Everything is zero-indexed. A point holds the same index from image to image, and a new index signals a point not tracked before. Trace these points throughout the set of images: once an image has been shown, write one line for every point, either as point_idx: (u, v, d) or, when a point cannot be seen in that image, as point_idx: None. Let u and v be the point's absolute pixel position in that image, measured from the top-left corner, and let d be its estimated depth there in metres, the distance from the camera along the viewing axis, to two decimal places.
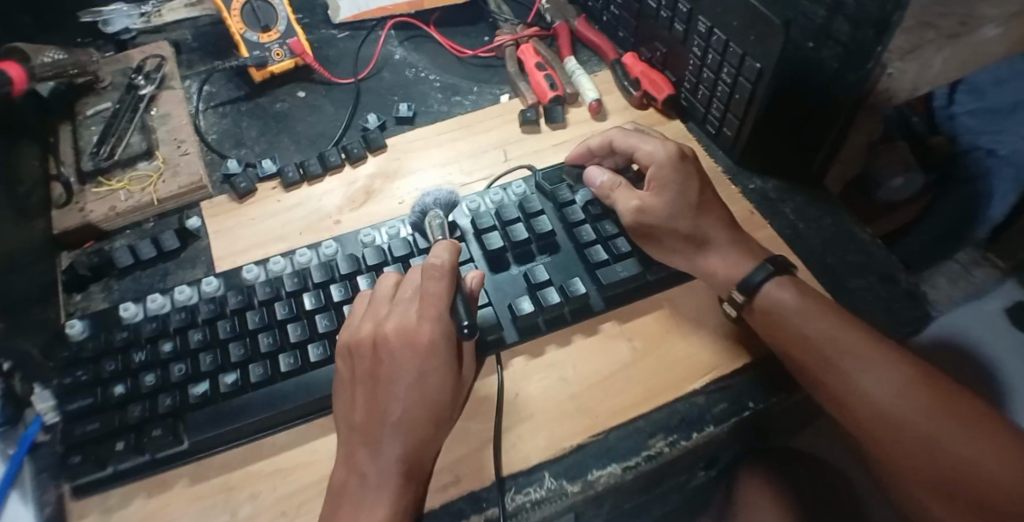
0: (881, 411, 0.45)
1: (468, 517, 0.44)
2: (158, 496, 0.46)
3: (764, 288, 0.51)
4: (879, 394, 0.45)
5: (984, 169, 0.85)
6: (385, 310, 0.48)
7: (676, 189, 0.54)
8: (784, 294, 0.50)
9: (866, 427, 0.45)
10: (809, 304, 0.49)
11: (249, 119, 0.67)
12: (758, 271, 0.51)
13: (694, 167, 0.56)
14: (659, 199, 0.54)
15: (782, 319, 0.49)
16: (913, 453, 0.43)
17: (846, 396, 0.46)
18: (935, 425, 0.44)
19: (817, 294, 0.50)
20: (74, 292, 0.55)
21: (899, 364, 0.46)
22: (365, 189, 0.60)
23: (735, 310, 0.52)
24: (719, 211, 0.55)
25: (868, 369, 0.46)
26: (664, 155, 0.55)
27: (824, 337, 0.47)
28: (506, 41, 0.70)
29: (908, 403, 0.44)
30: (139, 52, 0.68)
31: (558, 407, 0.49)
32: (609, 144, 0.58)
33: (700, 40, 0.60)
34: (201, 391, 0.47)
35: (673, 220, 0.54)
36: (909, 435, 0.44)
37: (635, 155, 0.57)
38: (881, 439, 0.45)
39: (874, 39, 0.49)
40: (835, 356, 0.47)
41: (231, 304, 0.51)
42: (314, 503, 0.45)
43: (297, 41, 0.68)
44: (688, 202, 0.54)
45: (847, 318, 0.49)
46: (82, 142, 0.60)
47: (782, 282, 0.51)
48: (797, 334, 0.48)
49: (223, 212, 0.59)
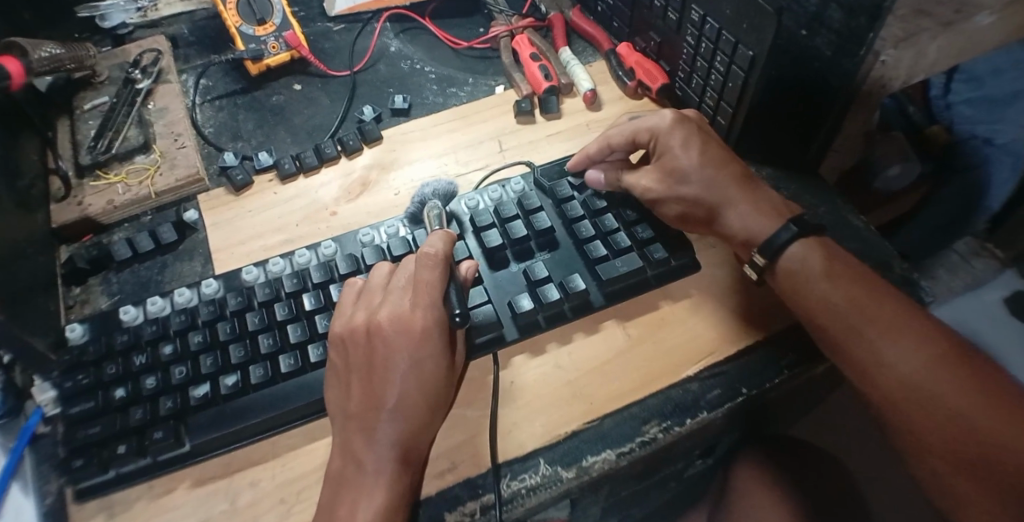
0: (906, 381, 0.45)
1: (464, 504, 0.45)
2: (159, 485, 0.46)
3: (787, 249, 0.51)
4: (900, 363, 0.45)
5: (984, 159, 0.83)
6: (378, 299, 0.49)
7: (678, 149, 0.55)
8: (810, 258, 0.50)
9: (889, 397, 0.45)
10: (836, 269, 0.49)
11: (246, 111, 0.67)
12: (781, 230, 0.51)
13: (694, 125, 0.56)
14: (665, 165, 0.56)
15: (806, 283, 0.49)
16: (936, 426, 0.43)
17: (867, 362, 0.46)
18: (960, 399, 0.43)
19: (846, 261, 0.50)
20: (73, 285, 0.56)
21: (928, 336, 0.46)
22: (361, 180, 0.61)
23: (757, 272, 0.52)
24: (726, 166, 0.55)
25: (895, 338, 0.46)
26: (663, 124, 0.56)
27: (851, 302, 0.48)
28: (501, 32, 0.70)
29: (931, 374, 0.44)
30: (136, 46, 0.69)
31: (553, 393, 0.50)
32: (610, 147, 0.57)
33: (694, 29, 0.60)
34: (202, 393, 0.47)
35: (678, 183, 0.54)
36: (933, 407, 0.43)
37: (636, 136, 0.57)
38: (903, 409, 0.44)
39: (868, 25, 0.50)
40: (861, 323, 0.47)
41: (231, 306, 0.51)
42: (313, 490, 0.46)
43: (292, 34, 0.68)
44: (688, 161, 0.54)
45: (877, 285, 0.49)
46: (80, 136, 0.61)
47: (808, 245, 0.51)
48: (822, 298, 0.48)
49: (221, 204, 0.60)
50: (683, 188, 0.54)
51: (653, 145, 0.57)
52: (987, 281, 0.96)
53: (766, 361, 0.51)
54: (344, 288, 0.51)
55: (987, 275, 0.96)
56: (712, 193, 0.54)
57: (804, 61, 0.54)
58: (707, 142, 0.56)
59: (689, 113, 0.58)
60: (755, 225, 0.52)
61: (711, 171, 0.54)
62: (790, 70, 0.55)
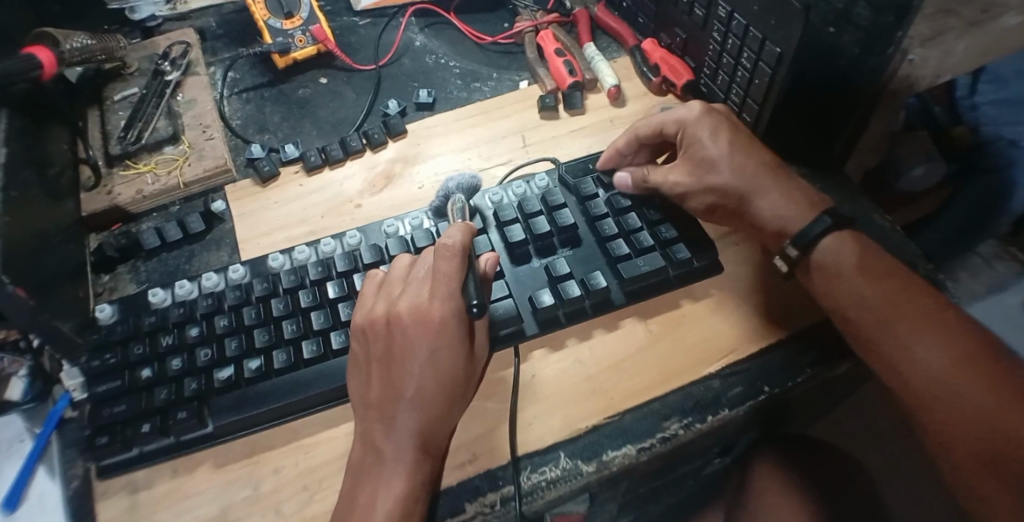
0: (935, 377, 0.44)
1: (484, 495, 0.45)
2: (183, 467, 0.47)
3: (819, 241, 0.51)
4: (930, 359, 0.45)
5: (1008, 161, 0.82)
6: (397, 290, 0.49)
7: (707, 140, 0.55)
8: (843, 251, 0.50)
9: (916, 394, 0.45)
10: (868, 264, 0.49)
11: (272, 104, 0.68)
12: (813, 223, 0.51)
13: (723, 117, 0.57)
14: (693, 156, 0.56)
15: (837, 276, 0.49)
16: (962, 426, 0.43)
17: (896, 357, 0.46)
18: (987, 398, 0.43)
19: (879, 256, 0.50)
20: (102, 273, 0.57)
21: (959, 335, 0.45)
22: (385, 173, 0.61)
23: (787, 265, 0.52)
24: (756, 154, 0.55)
25: (925, 336, 0.46)
26: (691, 116, 0.56)
27: (882, 297, 0.47)
28: (526, 28, 0.70)
29: (961, 371, 0.44)
30: (165, 39, 0.69)
31: (573, 387, 0.50)
32: (637, 141, 0.58)
33: (720, 25, 0.60)
34: (225, 376, 0.48)
35: (708, 174, 0.55)
36: (961, 406, 0.43)
37: (663, 128, 0.58)
38: (930, 405, 0.44)
39: (895, 23, 0.49)
40: (891, 318, 0.47)
41: (257, 291, 0.52)
42: (336, 478, 0.47)
43: (319, 28, 0.69)
44: (717, 151, 0.55)
45: (910, 282, 0.48)
46: (110, 126, 0.62)
47: (841, 238, 0.51)
48: (852, 291, 0.48)
49: (248, 195, 0.60)
50: (712, 178, 0.55)
51: (681, 136, 0.57)
52: (1009, 285, 0.95)
53: (795, 359, 0.51)
54: (365, 280, 0.51)
55: (1008, 279, 0.96)
56: (742, 182, 0.54)
57: (828, 59, 0.54)
58: (738, 132, 0.56)
59: (718, 105, 0.59)
60: (788, 215, 0.52)
61: (738, 160, 0.55)
62: (815, 66, 0.54)
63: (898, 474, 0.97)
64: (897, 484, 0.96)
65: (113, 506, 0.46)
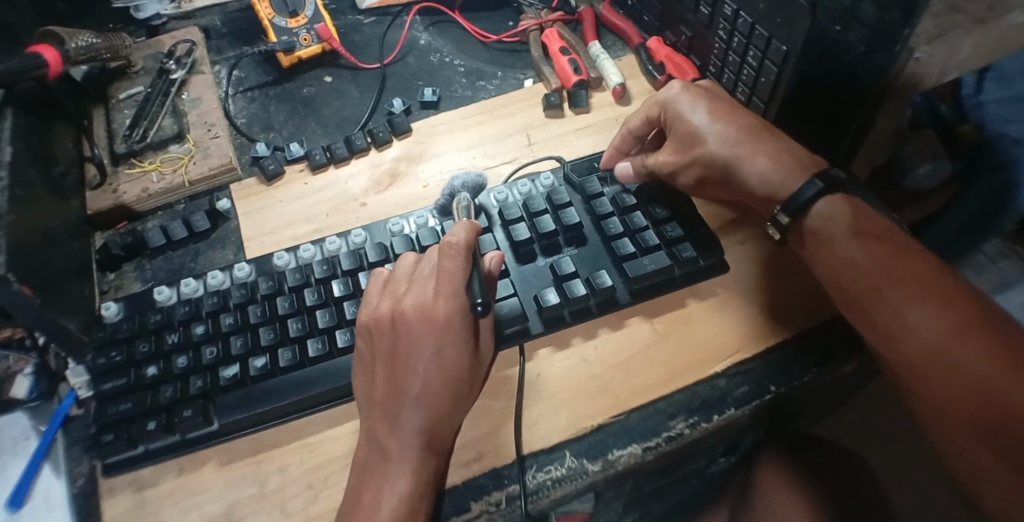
0: (928, 343, 0.43)
1: (490, 494, 0.45)
2: (188, 465, 0.47)
3: (813, 204, 0.50)
4: (924, 325, 0.43)
5: (1011, 159, 0.79)
6: (403, 287, 0.49)
7: (687, 113, 0.56)
8: (836, 215, 0.49)
9: (911, 362, 0.43)
10: (863, 229, 0.48)
11: (277, 103, 0.68)
12: (805, 186, 0.50)
13: (703, 90, 0.57)
14: (679, 133, 0.56)
15: (829, 240, 0.49)
16: (960, 395, 0.41)
17: (888, 322, 0.45)
18: (984, 364, 0.41)
19: (875, 221, 0.49)
20: (107, 271, 0.57)
21: (960, 301, 0.43)
22: (390, 171, 0.61)
23: (779, 233, 0.52)
24: (739, 119, 0.54)
25: (921, 301, 0.44)
26: (670, 95, 0.56)
27: (877, 262, 0.46)
28: (531, 26, 0.70)
29: (956, 337, 0.42)
30: (170, 37, 0.69)
31: (579, 386, 0.50)
32: (629, 135, 0.58)
33: (726, 23, 0.60)
34: (231, 374, 0.48)
35: (693, 147, 0.55)
36: (958, 375, 0.41)
37: (648, 115, 0.58)
38: (923, 370, 0.43)
39: (902, 20, 0.46)
40: (885, 284, 0.45)
41: (262, 290, 0.52)
42: (341, 476, 0.47)
43: (324, 26, 0.69)
44: (699, 122, 0.55)
45: (910, 247, 0.47)
46: (115, 125, 0.62)
47: (836, 201, 0.49)
48: (844, 256, 0.47)
49: (254, 194, 0.60)
50: (697, 150, 0.55)
51: (666, 117, 0.57)
52: (1013, 284, 0.95)
53: (802, 354, 0.51)
54: (370, 278, 0.51)
55: (1012, 278, 0.96)
56: (727, 150, 0.53)
57: (833, 56, 0.53)
58: (721, 101, 0.56)
59: (703, 83, 0.59)
60: (776, 180, 0.52)
61: (720, 127, 0.54)
62: (820, 63, 0.54)
63: (905, 473, 0.97)
64: (907, 482, 0.96)
65: (119, 504, 0.46)
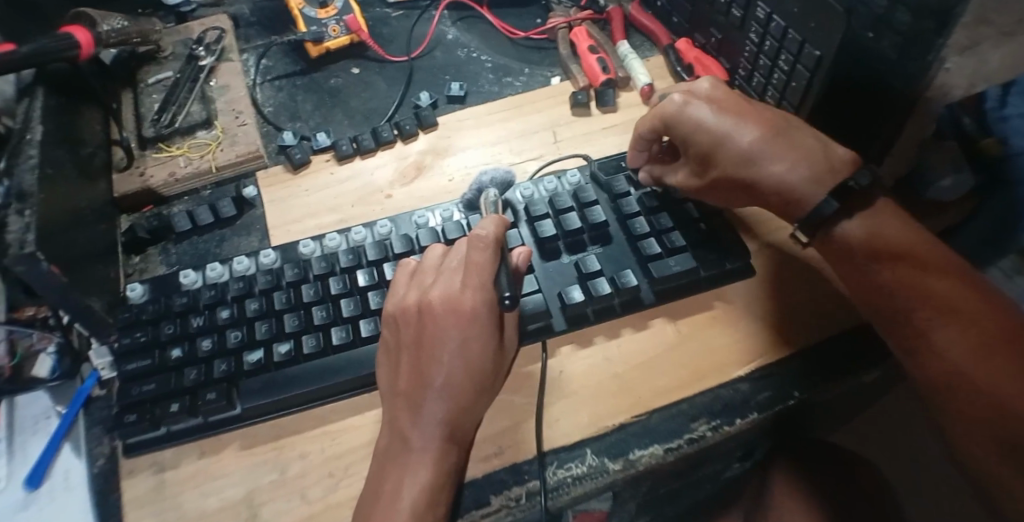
0: (951, 365, 0.43)
1: (510, 488, 0.45)
2: (209, 449, 0.47)
3: (835, 224, 0.48)
4: (949, 347, 0.43)
5: None
6: (430, 278, 0.49)
7: (700, 127, 0.53)
8: (862, 234, 0.48)
9: (934, 383, 0.43)
10: (884, 248, 0.47)
11: (305, 93, 0.68)
12: (821, 206, 0.48)
13: (703, 99, 0.54)
14: (693, 152, 0.54)
15: (853, 260, 0.48)
16: (983, 417, 0.41)
17: (913, 344, 0.45)
18: (1008, 387, 0.41)
19: (903, 236, 0.47)
20: (133, 254, 0.57)
21: (984, 321, 0.43)
22: (416, 164, 0.61)
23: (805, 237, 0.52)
24: (750, 128, 0.51)
25: (945, 324, 0.43)
26: (673, 109, 0.54)
27: (898, 284, 0.46)
28: (560, 24, 0.70)
29: (982, 362, 0.42)
30: (200, 24, 0.70)
31: (601, 385, 0.50)
32: (638, 142, 0.56)
33: (758, 26, 0.60)
34: (255, 359, 0.48)
35: (709, 169, 0.53)
36: (977, 398, 0.41)
37: (656, 127, 0.55)
38: (947, 393, 0.43)
39: (935, 32, 0.46)
40: (910, 306, 0.45)
41: (287, 277, 0.52)
42: (362, 465, 0.47)
43: (353, 18, 0.69)
44: (710, 140, 0.52)
45: (934, 263, 0.46)
46: (144, 109, 0.62)
47: (861, 218, 0.48)
48: (868, 276, 0.47)
49: (279, 182, 0.61)
50: (714, 172, 0.52)
51: (674, 132, 0.55)
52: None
53: (831, 361, 0.50)
54: (397, 268, 0.51)
55: None
56: (741, 170, 0.51)
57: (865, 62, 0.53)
58: (731, 101, 0.53)
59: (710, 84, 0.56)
60: (800, 192, 0.49)
61: (731, 144, 0.51)
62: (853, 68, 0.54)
63: (919, 479, 0.97)
64: (925, 490, 0.96)
65: (139, 485, 0.46)
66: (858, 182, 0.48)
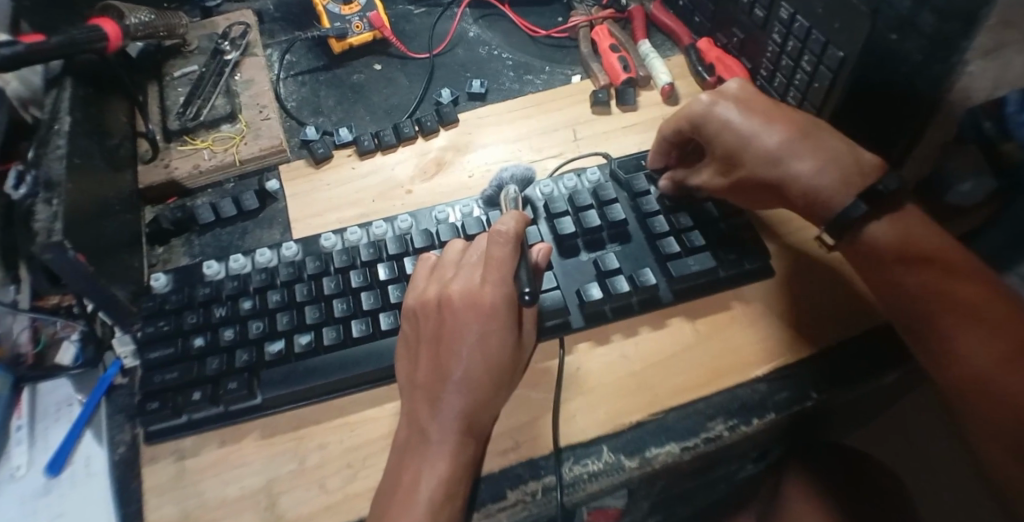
0: (975, 372, 0.42)
1: (526, 483, 0.46)
2: (229, 438, 0.48)
3: (860, 226, 0.48)
4: (972, 354, 0.43)
5: None
6: (451, 273, 0.49)
7: (727, 127, 0.52)
8: (886, 237, 0.47)
9: (957, 389, 0.43)
10: (909, 252, 0.46)
11: (327, 88, 0.68)
12: (848, 208, 0.47)
13: (732, 98, 0.53)
14: (717, 152, 0.53)
15: (877, 263, 0.48)
16: (1005, 425, 0.41)
17: (937, 349, 0.44)
18: None
19: (928, 239, 0.47)
20: (157, 245, 0.58)
21: (1009, 329, 0.42)
22: (436, 160, 0.62)
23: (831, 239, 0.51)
24: (778, 129, 0.51)
25: (970, 331, 0.43)
26: (701, 109, 0.54)
27: (923, 288, 0.45)
28: (581, 22, 0.70)
29: (1007, 369, 0.41)
30: (224, 19, 0.70)
31: (617, 383, 0.50)
32: (663, 142, 0.57)
33: (781, 27, 0.60)
34: (276, 349, 0.49)
35: (734, 169, 0.53)
36: (1002, 407, 0.41)
37: (682, 128, 0.55)
38: (970, 399, 0.42)
39: (963, 32, 0.47)
40: (934, 311, 0.45)
41: (309, 269, 0.52)
42: (379, 457, 0.47)
43: (376, 14, 0.70)
44: (736, 140, 0.52)
45: (959, 269, 0.45)
46: (169, 102, 0.63)
47: (887, 221, 0.48)
48: (891, 280, 0.47)
49: (301, 176, 0.61)
50: (739, 172, 0.52)
51: (699, 133, 0.55)
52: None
53: (853, 363, 0.50)
54: (417, 263, 0.52)
55: None
56: (767, 171, 0.50)
57: (889, 65, 0.52)
58: (757, 101, 0.53)
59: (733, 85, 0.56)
60: (824, 194, 0.48)
61: (757, 144, 0.51)
62: (877, 71, 0.53)
63: (934, 485, 0.96)
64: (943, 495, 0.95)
65: (160, 472, 0.47)
66: (887, 186, 0.47)
